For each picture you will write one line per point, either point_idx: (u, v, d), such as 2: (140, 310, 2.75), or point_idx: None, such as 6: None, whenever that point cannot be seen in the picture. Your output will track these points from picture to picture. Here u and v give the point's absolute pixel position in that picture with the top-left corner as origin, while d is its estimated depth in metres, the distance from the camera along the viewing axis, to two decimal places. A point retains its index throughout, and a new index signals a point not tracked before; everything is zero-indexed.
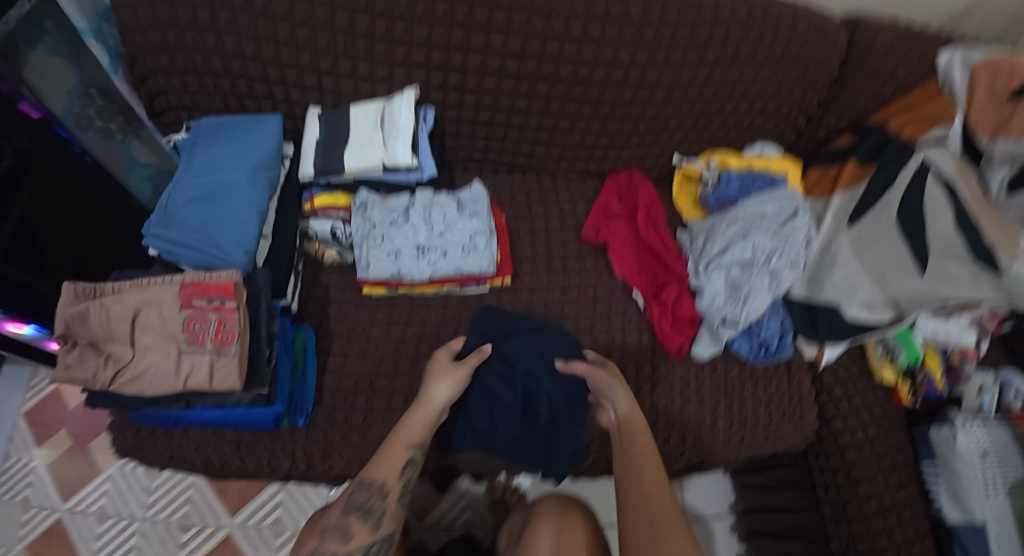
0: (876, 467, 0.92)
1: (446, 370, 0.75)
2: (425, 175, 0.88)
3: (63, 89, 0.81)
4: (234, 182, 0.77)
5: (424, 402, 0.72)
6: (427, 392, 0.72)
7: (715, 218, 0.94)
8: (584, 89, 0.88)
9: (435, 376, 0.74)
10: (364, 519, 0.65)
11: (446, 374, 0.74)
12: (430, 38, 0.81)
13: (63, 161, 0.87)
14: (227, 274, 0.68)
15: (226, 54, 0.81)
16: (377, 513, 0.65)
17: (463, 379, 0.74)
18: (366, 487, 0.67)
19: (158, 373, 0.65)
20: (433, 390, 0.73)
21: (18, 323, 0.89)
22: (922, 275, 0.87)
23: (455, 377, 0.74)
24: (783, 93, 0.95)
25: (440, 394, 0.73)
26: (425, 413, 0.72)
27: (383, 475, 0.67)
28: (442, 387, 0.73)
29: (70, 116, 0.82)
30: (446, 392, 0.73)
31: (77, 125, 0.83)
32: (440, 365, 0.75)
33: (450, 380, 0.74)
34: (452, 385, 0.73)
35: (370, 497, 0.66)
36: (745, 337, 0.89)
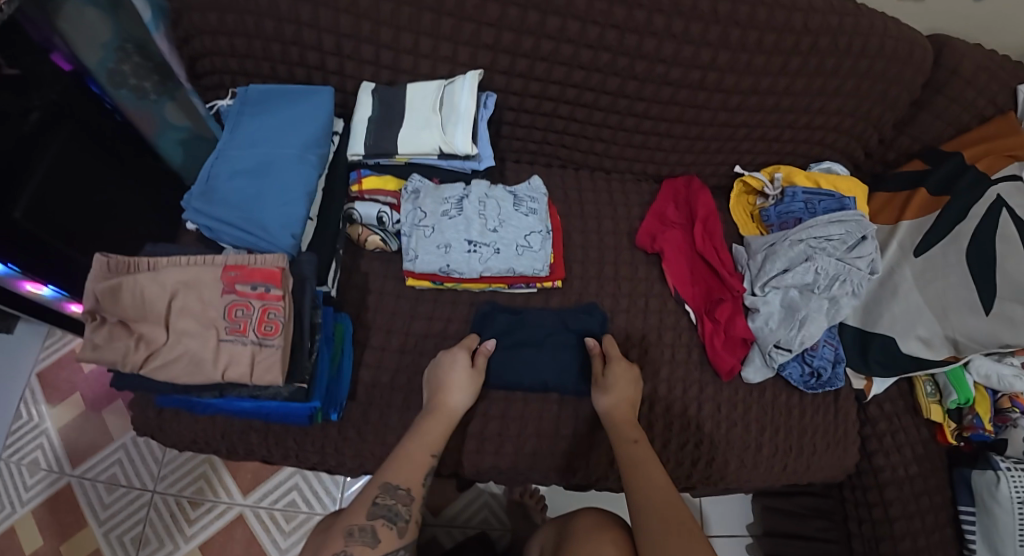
0: (914, 506, 0.89)
1: (468, 385, 0.72)
2: (481, 165, 0.83)
3: (98, 43, 0.78)
4: (283, 157, 0.72)
5: (441, 410, 0.70)
6: (447, 399, 0.71)
7: (776, 236, 0.89)
8: (656, 88, 0.83)
9: (452, 383, 0.72)
10: (390, 525, 0.59)
11: (467, 381, 0.73)
12: (502, 18, 0.75)
13: (104, 121, 0.85)
14: (272, 259, 0.63)
15: (280, 17, 0.75)
16: (404, 519, 0.60)
17: (478, 386, 0.74)
18: (392, 492, 0.61)
19: (193, 360, 0.61)
20: (450, 397, 0.71)
21: (37, 284, 0.84)
22: (985, 315, 0.84)
23: (473, 382, 0.73)
24: (860, 110, 0.90)
25: (459, 404, 0.71)
26: (444, 420, 0.70)
27: (408, 480, 0.63)
28: (461, 393, 0.71)
29: (103, 71, 0.81)
30: (465, 400, 0.72)
31: (112, 81, 0.82)
32: (454, 369, 0.73)
33: (468, 386, 0.72)
34: (472, 392, 0.72)
35: (396, 501, 0.61)
36: (797, 363, 0.86)
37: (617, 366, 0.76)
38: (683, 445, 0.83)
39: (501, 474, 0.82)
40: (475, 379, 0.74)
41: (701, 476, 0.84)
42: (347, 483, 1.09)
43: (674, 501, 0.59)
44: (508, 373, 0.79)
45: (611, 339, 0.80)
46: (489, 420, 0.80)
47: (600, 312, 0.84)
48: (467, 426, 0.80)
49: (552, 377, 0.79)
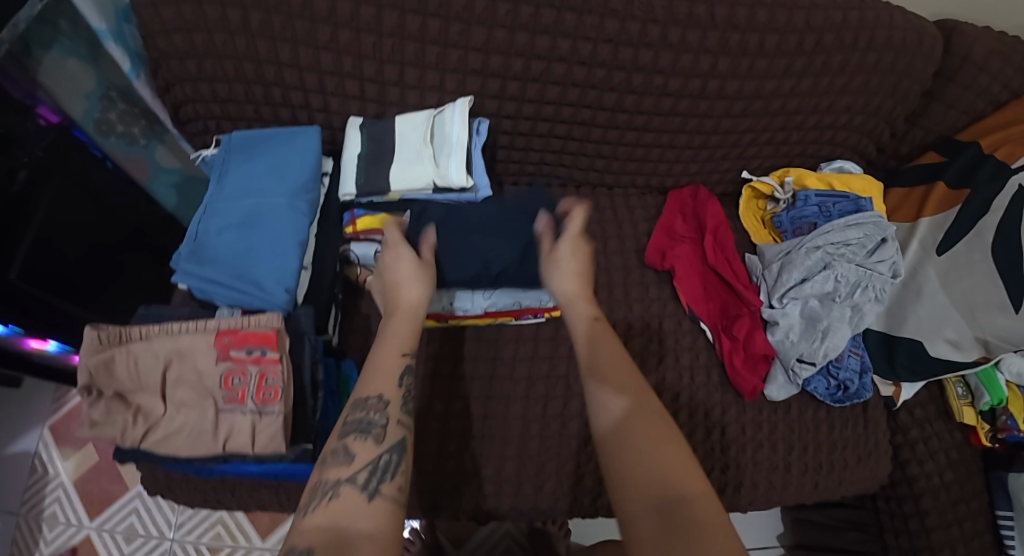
0: (951, 515, 0.86)
1: (415, 268, 0.66)
2: (478, 196, 0.79)
3: (82, 94, 0.76)
4: (273, 206, 0.69)
5: (401, 308, 0.62)
6: (402, 293, 0.63)
7: (790, 244, 0.86)
8: (655, 100, 0.80)
9: (404, 278, 0.65)
10: (364, 436, 0.50)
11: (419, 270, 0.66)
12: (489, 42, 0.72)
13: (94, 171, 0.83)
14: (268, 320, 0.60)
15: (259, 59, 0.72)
16: (381, 426, 0.52)
17: (430, 273, 0.67)
18: (363, 403, 0.53)
19: (192, 433, 0.58)
20: (405, 291, 0.63)
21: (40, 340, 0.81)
22: (1016, 314, 0.79)
23: (428, 272, 0.67)
24: (871, 106, 0.86)
25: (415, 295, 0.63)
26: (409, 314, 0.62)
27: (379, 388, 0.55)
28: (416, 282, 0.64)
29: (90, 121, 0.79)
30: (424, 290, 0.64)
31: (99, 131, 0.81)
32: (402, 263, 0.66)
33: (424, 275, 0.66)
34: (430, 281, 0.66)
35: (368, 410, 0.52)
36: (822, 377, 0.83)
37: (569, 245, 0.69)
38: (711, 473, 0.80)
39: (520, 515, 0.79)
40: (427, 270, 0.67)
41: (731, 502, 0.81)
42: None
43: (665, 476, 0.45)
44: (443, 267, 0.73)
45: (580, 218, 0.70)
46: (504, 464, 0.77)
47: (545, 198, 0.81)
48: (482, 469, 0.76)
49: (502, 267, 0.74)
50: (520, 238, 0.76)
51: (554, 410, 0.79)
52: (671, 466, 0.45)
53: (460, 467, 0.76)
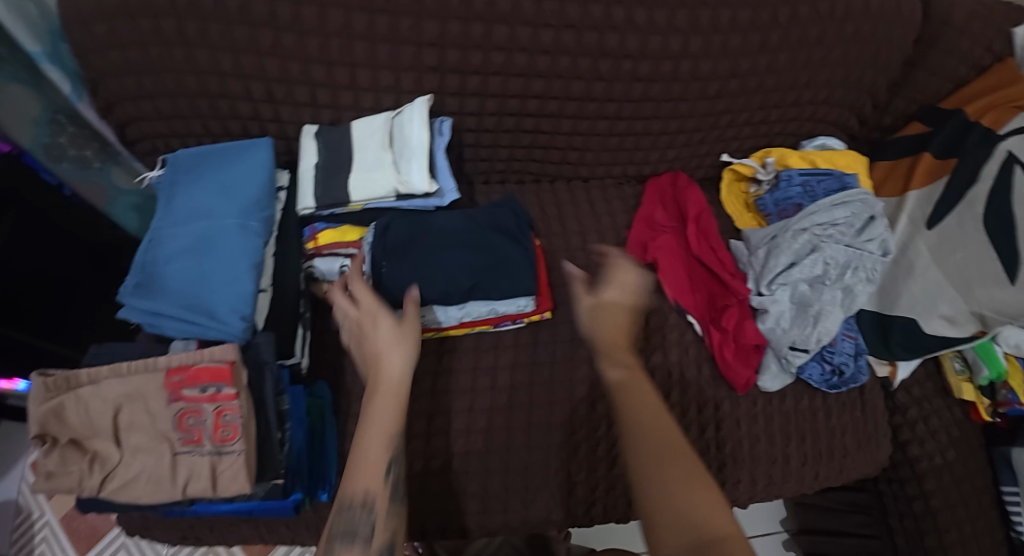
0: (956, 495, 0.83)
1: (397, 334, 0.55)
2: (445, 200, 0.74)
3: (27, 119, 0.69)
4: (223, 229, 0.64)
5: (383, 386, 0.52)
6: (385, 367, 0.53)
7: (776, 227, 0.83)
8: (625, 85, 0.75)
9: (385, 346, 0.54)
10: (349, 544, 0.45)
11: (402, 336, 0.55)
12: (443, 36, 0.67)
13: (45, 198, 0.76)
14: (221, 353, 0.56)
15: (200, 70, 0.67)
16: (367, 532, 0.46)
17: (416, 338, 0.56)
18: (349, 508, 0.47)
19: (151, 480, 0.54)
20: (386, 364, 0.53)
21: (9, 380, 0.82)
22: (1012, 285, 0.76)
23: (412, 338, 0.56)
24: (852, 79, 0.82)
25: (398, 366, 0.53)
26: (394, 394, 0.52)
27: (367, 487, 0.48)
28: (400, 352, 0.54)
29: (40, 147, 0.71)
30: (408, 362, 0.54)
31: (50, 156, 0.73)
32: (385, 326, 0.56)
33: (407, 343, 0.55)
34: (413, 351, 0.55)
35: (355, 517, 0.47)
36: (816, 362, 0.80)
37: (610, 288, 0.62)
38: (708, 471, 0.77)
39: (513, 529, 0.76)
40: (411, 334, 0.56)
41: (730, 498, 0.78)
42: None
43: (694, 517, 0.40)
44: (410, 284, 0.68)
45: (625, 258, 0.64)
46: (492, 478, 0.74)
47: (513, 199, 0.78)
48: (467, 485, 0.73)
49: (486, 285, 0.70)
50: (492, 243, 0.72)
51: (540, 419, 0.75)
52: (701, 503, 0.41)
53: (445, 485, 0.73)
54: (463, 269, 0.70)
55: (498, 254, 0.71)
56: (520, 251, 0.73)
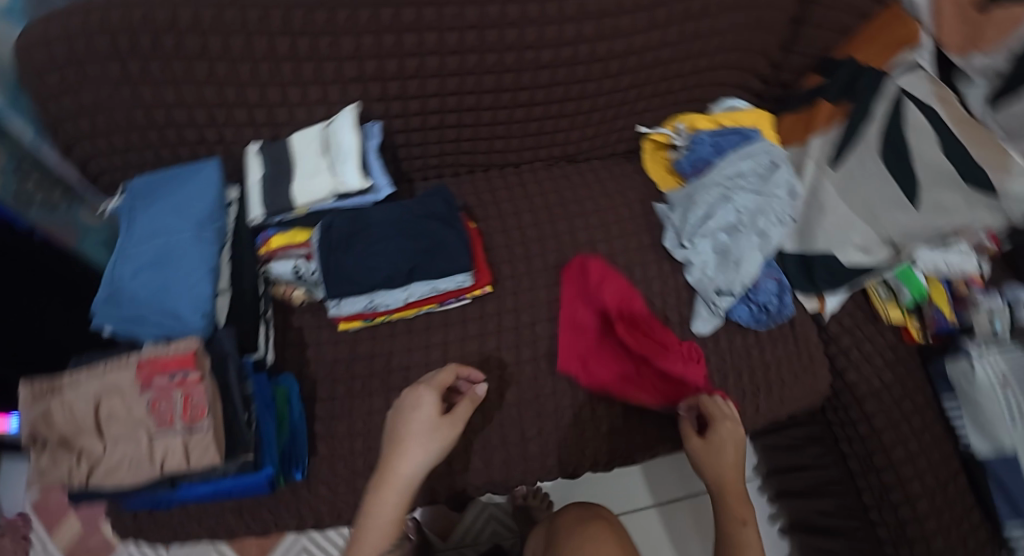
0: (897, 413, 0.87)
1: (429, 434, 0.62)
2: (382, 195, 0.82)
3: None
4: (180, 241, 0.72)
5: (394, 480, 0.59)
6: (399, 462, 0.60)
7: (692, 186, 0.91)
8: (533, 74, 0.83)
9: (410, 438, 0.61)
10: None
11: (427, 434, 0.62)
12: (359, 49, 0.75)
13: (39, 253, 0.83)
14: (186, 344, 0.63)
15: (147, 105, 0.76)
16: None
17: (448, 436, 0.63)
18: None
19: (132, 463, 0.61)
20: (401, 461, 0.60)
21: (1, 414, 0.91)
22: (917, 210, 0.83)
23: (439, 438, 0.62)
24: (742, 42, 0.89)
25: (412, 465, 0.60)
26: (397, 487, 0.59)
27: None
28: (419, 450, 0.61)
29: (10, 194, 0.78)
30: (423, 461, 0.61)
31: (21, 201, 0.80)
32: (417, 421, 0.62)
33: (429, 442, 0.61)
34: (436, 450, 0.61)
35: None
36: (743, 304, 0.87)
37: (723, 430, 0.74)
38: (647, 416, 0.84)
39: (480, 489, 0.82)
40: (442, 433, 0.63)
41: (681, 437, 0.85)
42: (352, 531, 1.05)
43: None
44: (358, 274, 0.76)
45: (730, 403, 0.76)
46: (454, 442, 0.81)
47: (443, 189, 0.85)
48: None
49: (422, 265, 0.77)
50: (427, 229, 0.79)
51: (492, 383, 0.83)
52: None
53: None
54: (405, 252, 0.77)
55: (433, 238, 0.78)
56: (457, 233, 0.80)
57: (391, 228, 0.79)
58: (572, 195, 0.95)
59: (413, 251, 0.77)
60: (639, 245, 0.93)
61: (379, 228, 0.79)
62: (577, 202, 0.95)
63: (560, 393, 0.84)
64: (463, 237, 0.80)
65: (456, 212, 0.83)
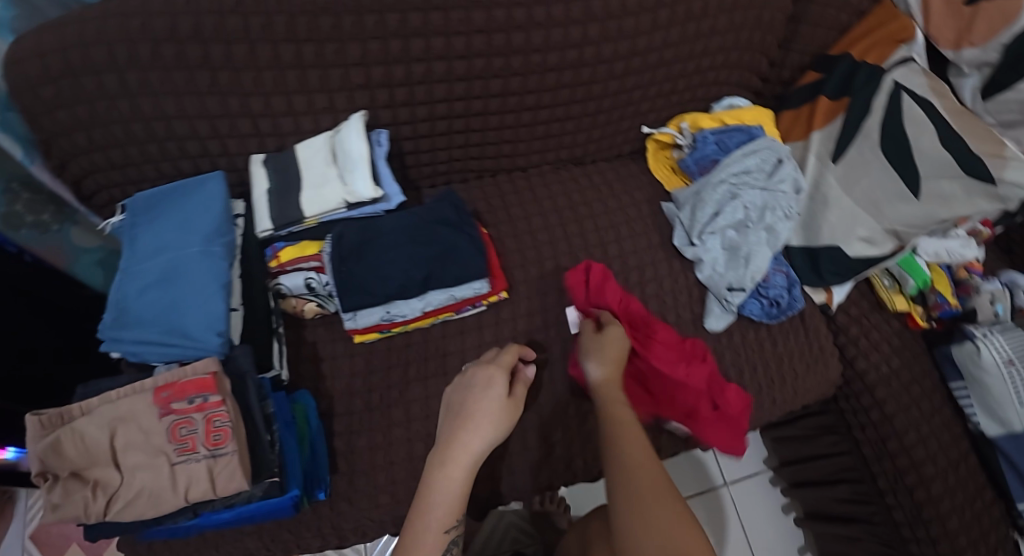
0: (907, 398, 0.89)
1: (499, 412, 0.60)
2: (393, 203, 0.81)
3: None
4: (187, 258, 0.69)
5: (464, 454, 0.57)
6: (469, 436, 0.58)
7: (699, 184, 0.91)
8: (539, 77, 0.82)
9: (478, 415, 0.60)
10: None
11: (496, 414, 0.60)
12: (365, 55, 0.74)
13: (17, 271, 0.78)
14: (202, 366, 0.61)
15: (146, 117, 0.73)
16: None
17: (513, 418, 0.62)
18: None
19: (153, 493, 0.58)
20: (471, 435, 0.58)
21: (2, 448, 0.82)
22: (917, 200, 0.85)
23: (505, 418, 0.61)
24: (742, 41, 0.90)
25: (479, 442, 0.58)
26: (462, 462, 0.57)
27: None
28: (488, 428, 0.59)
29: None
30: (490, 440, 0.59)
31: (11, 225, 0.78)
32: (487, 399, 0.61)
33: (498, 420, 0.60)
34: (502, 430, 0.60)
35: None
36: (755, 299, 0.88)
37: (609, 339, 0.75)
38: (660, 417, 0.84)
39: (504, 497, 0.82)
40: (509, 415, 0.62)
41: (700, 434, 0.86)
42: (369, 546, 1.02)
43: (664, 529, 0.53)
44: (373, 283, 0.75)
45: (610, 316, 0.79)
46: None
47: (451, 194, 0.84)
48: None
49: (439, 273, 0.76)
50: (440, 235, 0.78)
51: None
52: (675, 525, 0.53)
53: None
54: (420, 262, 0.76)
55: (447, 244, 0.78)
56: (471, 239, 0.79)
57: (401, 235, 0.78)
58: (580, 198, 0.95)
59: (427, 256, 0.76)
60: (648, 244, 0.93)
61: (389, 236, 0.78)
62: (585, 204, 0.95)
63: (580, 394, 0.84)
64: (477, 243, 0.79)
65: (471, 217, 0.83)
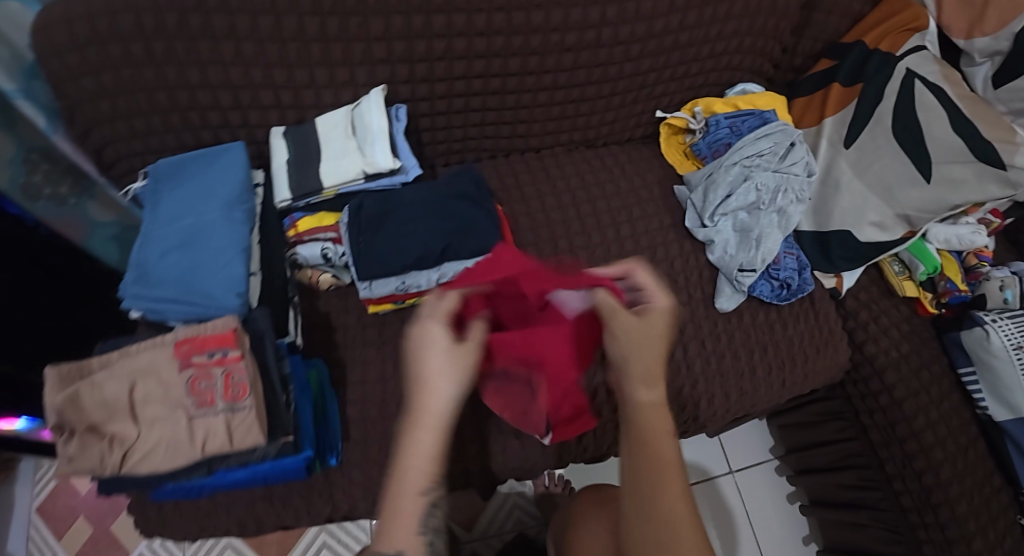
0: (916, 383, 0.89)
1: (456, 358, 0.51)
2: (411, 176, 0.83)
3: (5, 160, 0.72)
4: (209, 222, 0.71)
5: (427, 418, 0.48)
6: (428, 394, 0.49)
7: (711, 166, 0.92)
8: (557, 57, 0.83)
9: (434, 368, 0.50)
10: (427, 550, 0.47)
11: (451, 361, 0.51)
12: (388, 30, 0.75)
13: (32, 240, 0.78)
14: (223, 323, 0.62)
15: (170, 86, 0.74)
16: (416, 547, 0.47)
17: (473, 364, 0.52)
18: None
19: (171, 445, 0.59)
20: (430, 393, 0.49)
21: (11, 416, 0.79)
22: (928, 184, 0.85)
23: (466, 365, 0.51)
24: (756, 27, 0.91)
25: (443, 397, 0.49)
26: (430, 423, 0.48)
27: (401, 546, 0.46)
28: (447, 379, 0.50)
29: (16, 187, 0.74)
30: (455, 393, 0.50)
31: (28, 196, 0.77)
32: (439, 349, 0.51)
33: (458, 370, 0.51)
34: (466, 379, 0.51)
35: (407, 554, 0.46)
36: (765, 280, 0.88)
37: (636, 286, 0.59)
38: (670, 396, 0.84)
39: (514, 469, 0.82)
40: (466, 360, 0.52)
41: (709, 413, 0.86)
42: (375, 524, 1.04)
43: None
44: (390, 253, 0.76)
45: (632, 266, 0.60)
46: (488, 420, 0.81)
47: (471, 168, 0.86)
48: (465, 431, 0.80)
49: (454, 244, 0.77)
50: (457, 208, 0.80)
51: None
52: None
53: None
54: (435, 235, 0.77)
55: (463, 217, 0.79)
56: (484, 215, 0.80)
57: (417, 208, 0.79)
58: (593, 178, 0.96)
59: (443, 229, 0.78)
60: (660, 225, 0.94)
61: (404, 209, 0.79)
62: (598, 185, 0.96)
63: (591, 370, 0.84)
64: (493, 218, 0.80)
65: (487, 193, 0.84)
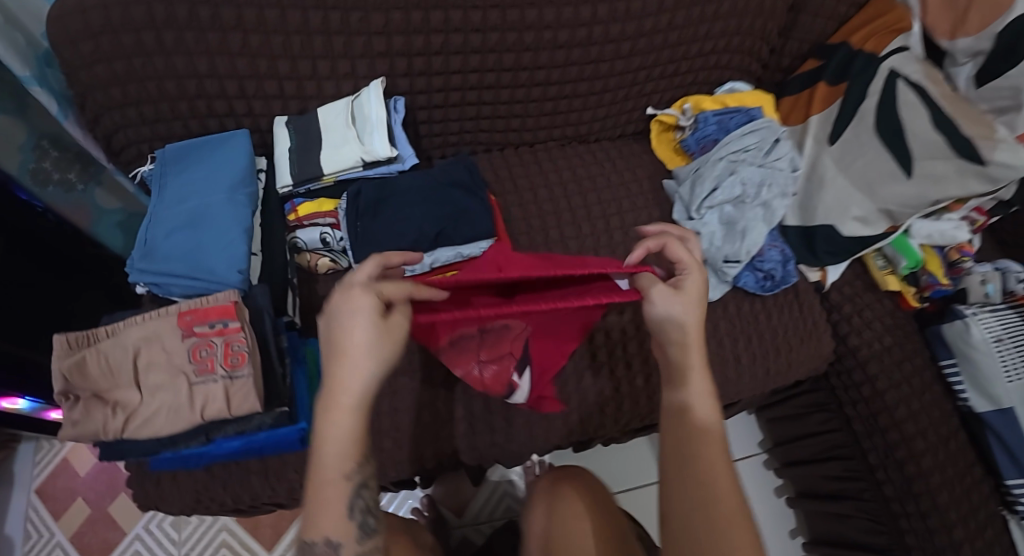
0: (898, 374, 0.91)
1: (372, 337, 0.48)
2: (407, 164, 0.87)
3: (15, 146, 0.74)
4: (213, 204, 0.74)
5: (342, 399, 0.47)
6: (341, 375, 0.47)
7: (699, 161, 0.95)
8: (549, 53, 0.87)
9: (346, 347, 0.47)
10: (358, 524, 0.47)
11: (366, 340, 0.48)
12: (388, 24, 0.78)
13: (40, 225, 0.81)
14: (224, 296, 0.65)
15: (179, 75, 0.78)
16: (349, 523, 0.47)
17: (394, 340, 0.49)
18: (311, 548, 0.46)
19: (171, 410, 0.62)
20: (343, 374, 0.47)
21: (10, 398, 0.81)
22: (909, 179, 0.88)
23: (383, 343, 0.48)
24: (744, 27, 0.94)
25: (356, 377, 0.47)
26: (342, 404, 0.47)
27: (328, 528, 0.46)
28: (358, 360, 0.47)
29: (26, 173, 0.76)
30: (370, 373, 0.48)
31: (37, 181, 0.78)
32: (352, 327, 0.48)
33: (374, 349, 0.48)
34: (384, 357, 0.48)
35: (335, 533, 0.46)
36: (750, 272, 0.91)
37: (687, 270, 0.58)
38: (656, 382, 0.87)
39: (501, 450, 0.85)
40: (386, 335, 0.49)
41: None
42: None
43: None
44: (386, 237, 0.79)
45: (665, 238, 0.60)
46: (478, 401, 0.84)
47: (465, 158, 0.89)
48: (455, 411, 0.83)
49: (447, 229, 0.80)
50: (451, 196, 0.83)
51: None
52: None
53: (435, 415, 0.82)
54: (430, 220, 0.80)
55: (456, 204, 0.82)
56: (477, 202, 0.83)
57: (414, 196, 0.83)
58: (585, 172, 0.99)
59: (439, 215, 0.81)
60: (648, 218, 0.97)
61: (401, 195, 0.83)
62: (589, 178, 0.99)
63: (578, 355, 0.87)
64: (485, 205, 0.83)
65: (480, 181, 0.86)
